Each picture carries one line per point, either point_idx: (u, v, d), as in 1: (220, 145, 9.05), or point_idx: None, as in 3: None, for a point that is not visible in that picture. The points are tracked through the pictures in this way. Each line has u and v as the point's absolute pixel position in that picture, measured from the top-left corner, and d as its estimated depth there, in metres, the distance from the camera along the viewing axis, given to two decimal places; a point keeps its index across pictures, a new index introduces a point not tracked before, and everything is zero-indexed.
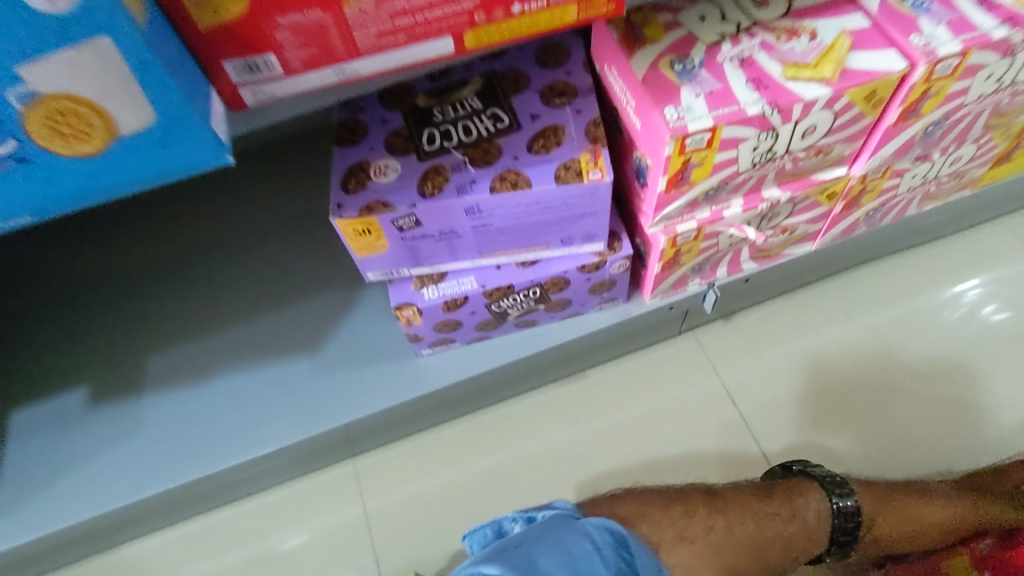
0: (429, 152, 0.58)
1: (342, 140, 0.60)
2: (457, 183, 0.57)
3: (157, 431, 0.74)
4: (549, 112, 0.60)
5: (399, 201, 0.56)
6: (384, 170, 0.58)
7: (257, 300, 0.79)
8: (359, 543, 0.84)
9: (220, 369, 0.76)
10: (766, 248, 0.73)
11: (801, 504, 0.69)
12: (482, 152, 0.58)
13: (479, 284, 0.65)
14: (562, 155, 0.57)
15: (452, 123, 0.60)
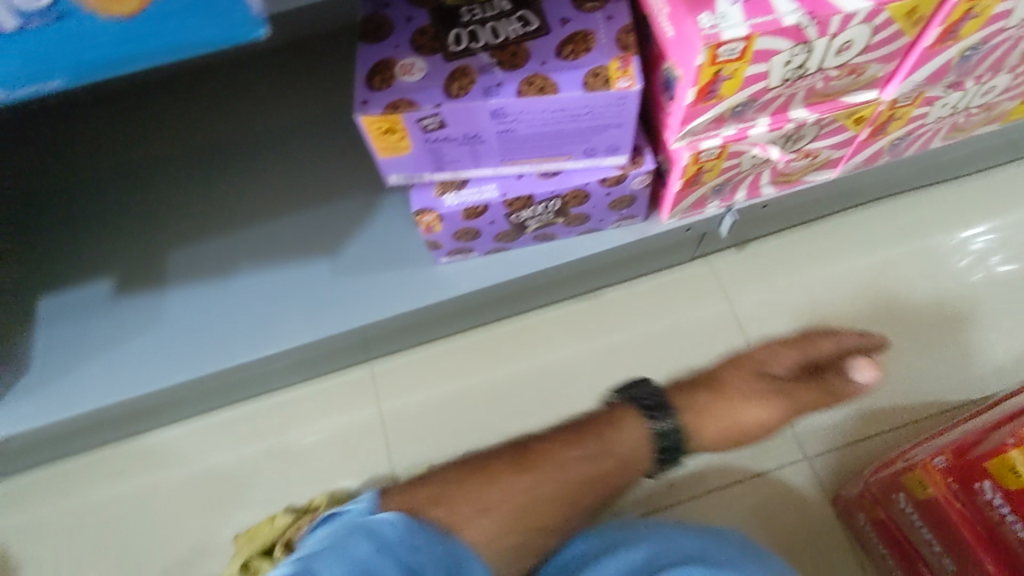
0: (456, 53, 0.58)
1: (367, 37, 0.59)
2: (484, 85, 0.56)
3: (181, 322, 0.77)
4: (579, 17, 0.59)
5: (424, 100, 0.56)
6: (410, 70, 0.58)
7: (277, 201, 0.80)
8: (372, 441, 0.88)
9: (242, 267, 0.78)
10: (787, 172, 0.73)
11: (613, 438, 0.63)
12: (510, 55, 0.57)
13: (501, 193, 0.65)
14: (590, 62, 0.56)
15: (480, 24, 0.59)
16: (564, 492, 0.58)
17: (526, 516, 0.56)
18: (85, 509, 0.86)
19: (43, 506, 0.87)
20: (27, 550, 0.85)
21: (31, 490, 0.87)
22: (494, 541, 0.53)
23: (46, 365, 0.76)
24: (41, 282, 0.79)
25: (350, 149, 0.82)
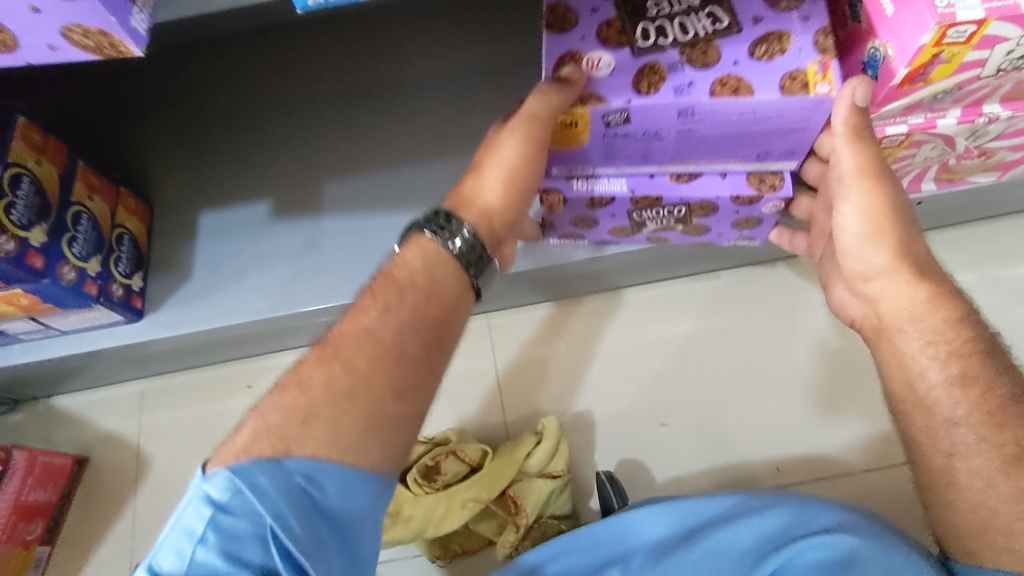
0: (643, 48, 0.53)
1: (550, 29, 0.56)
2: (673, 83, 0.53)
3: (332, 250, 0.80)
4: (774, 15, 0.53)
5: (613, 95, 0.53)
6: (597, 64, 0.54)
7: (431, 145, 0.83)
8: (485, 388, 0.91)
9: (394, 204, 0.81)
10: (956, 168, 0.71)
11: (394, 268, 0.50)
12: (700, 53, 0.53)
13: (629, 189, 0.63)
14: (788, 64, 0.52)
15: (667, 19, 0.54)
16: (400, 322, 0.46)
17: (341, 403, 0.43)
18: (213, 417, 0.92)
19: (174, 410, 0.92)
20: (159, 448, 0.91)
21: (164, 395, 0.93)
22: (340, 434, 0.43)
23: (205, 277, 0.80)
24: (204, 200, 0.84)
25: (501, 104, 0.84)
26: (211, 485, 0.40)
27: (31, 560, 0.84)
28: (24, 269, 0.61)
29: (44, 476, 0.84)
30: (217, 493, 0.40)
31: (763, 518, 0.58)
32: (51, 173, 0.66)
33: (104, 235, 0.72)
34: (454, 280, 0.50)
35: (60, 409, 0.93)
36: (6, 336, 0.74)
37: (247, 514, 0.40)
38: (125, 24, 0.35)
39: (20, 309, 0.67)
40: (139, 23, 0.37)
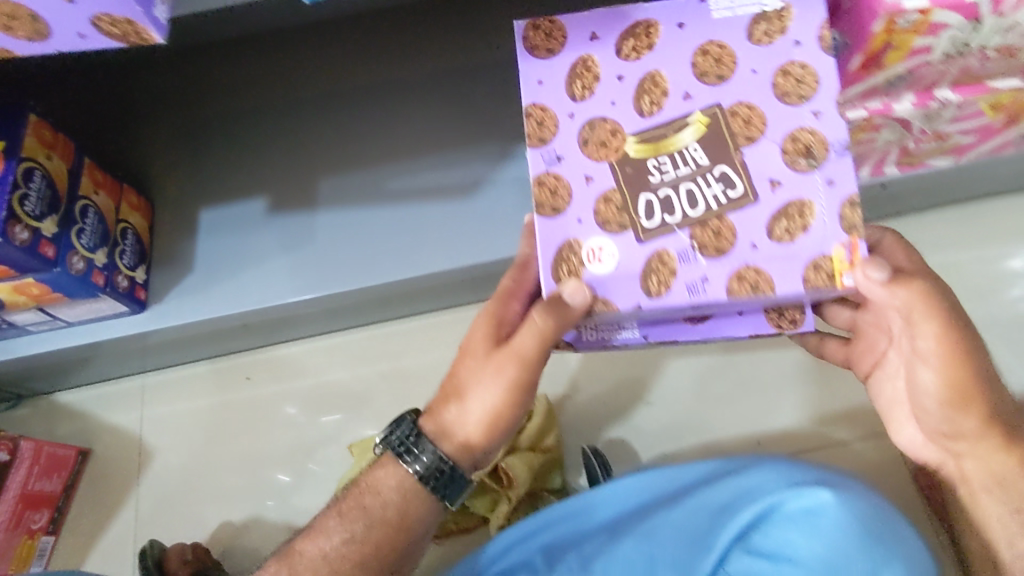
0: (651, 231, 0.48)
1: (542, 208, 0.50)
2: (684, 279, 0.47)
3: (328, 242, 0.84)
4: (792, 179, 0.47)
5: (621, 297, 0.48)
6: (597, 255, 0.49)
7: (421, 141, 0.87)
8: None
9: (388, 197, 0.85)
10: (914, 153, 0.76)
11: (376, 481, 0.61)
12: (712, 234, 0.48)
13: (642, 335, 0.54)
14: (813, 251, 0.47)
15: (672, 186, 0.48)
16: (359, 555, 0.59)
17: None
18: (214, 409, 0.95)
19: (175, 403, 0.95)
20: (160, 440, 0.94)
21: (164, 388, 0.96)
22: None
23: (205, 270, 0.83)
24: (203, 198, 0.87)
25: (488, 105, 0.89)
26: None
27: (38, 549, 0.86)
28: (37, 258, 0.64)
29: (49, 466, 0.86)
30: None
31: (740, 477, 0.59)
32: (61, 168, 0.69)
33: (109, 229, 0.76)
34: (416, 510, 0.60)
35: (61, 404, 0.95)
36: (14, 328, 0.77)
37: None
38: (150, 14, 0.39)
39: (31, 298, 0.70)
40: (161, 14, 0.40)
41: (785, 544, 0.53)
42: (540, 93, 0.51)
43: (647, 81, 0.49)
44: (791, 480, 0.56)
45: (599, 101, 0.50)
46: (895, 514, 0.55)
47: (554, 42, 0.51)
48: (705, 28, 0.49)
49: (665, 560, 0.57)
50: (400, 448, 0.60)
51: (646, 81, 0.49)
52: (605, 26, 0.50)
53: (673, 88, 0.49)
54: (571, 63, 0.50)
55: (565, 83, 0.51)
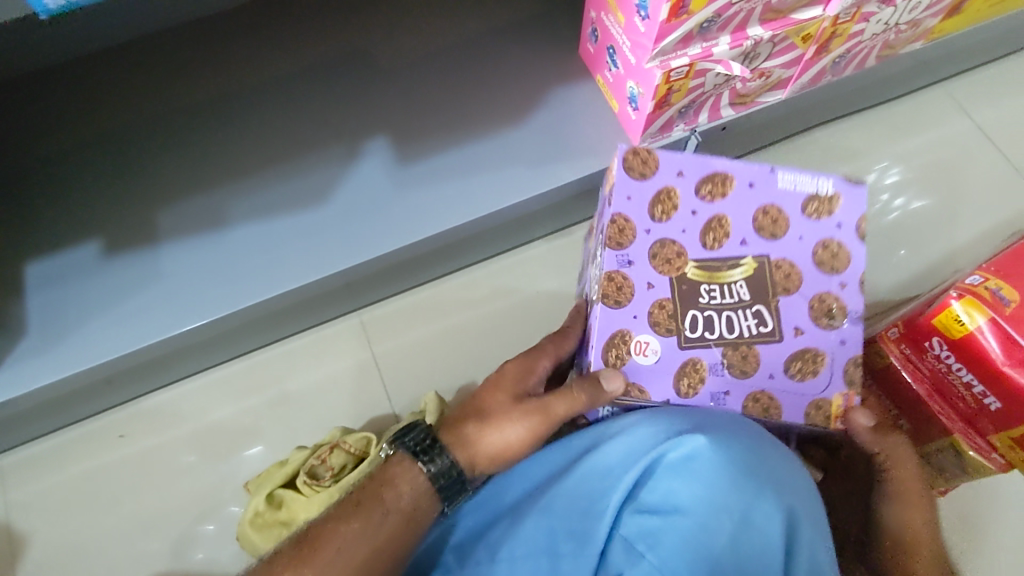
0: (691, 341, 0.61)
1: (607, 300, 0.61)
2: (711, 390, 0.61)
3: (178, 275, 0.78)
4: (812, 330, 0.63)
5: (655, 389, 0.61)
6: (644, 348, 0.61)
7: (264, 154, 0.83)
8: (370, 383, 0.92)
9: (237, 219, 0.80)
10: (744, 92, 0.79)
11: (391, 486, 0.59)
12: (741, 356, 0.61)
13: None
14: (813, 390, 0.63)
15: (717, 311, 0.61)
16: (380, 544, 0.57)
17: None
18: (90, 476, 0.87)
19: (44, 479, 0.87)
20: (34, 522, 0.85)
21: (28, 465, 0.87)
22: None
23: (43, 330, 0.76)
24: (27, 251, 0.79)
25: (328, 107, 0.86)
26: None
27: None
28: None
29: None
30: None
31: (616, 439, 0.56)
32: None
33: None
34: (429, 504, 0.60)
35: None
36: None
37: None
38: None
39: None
40: None
41: (671, 496, 0.53)
42: (627, 207, 0.62)
43: (714, 223, 0.62)
44: (665, 433, 0.55)
45: (673, 225, 0.62)
46: (767, 442, 0.57)
47: (648, 168, 0.62)
48: (771, 193, 0.63)
49: (563, 534, 0.54)
50: (420, 446, 0.61)
51: (713, 222, 0.62)
52: (695, 168, 0.63)
53: (733, 234, 0.63)
54: (660, 187, 0.62)
55: (649, 202, 0.62)
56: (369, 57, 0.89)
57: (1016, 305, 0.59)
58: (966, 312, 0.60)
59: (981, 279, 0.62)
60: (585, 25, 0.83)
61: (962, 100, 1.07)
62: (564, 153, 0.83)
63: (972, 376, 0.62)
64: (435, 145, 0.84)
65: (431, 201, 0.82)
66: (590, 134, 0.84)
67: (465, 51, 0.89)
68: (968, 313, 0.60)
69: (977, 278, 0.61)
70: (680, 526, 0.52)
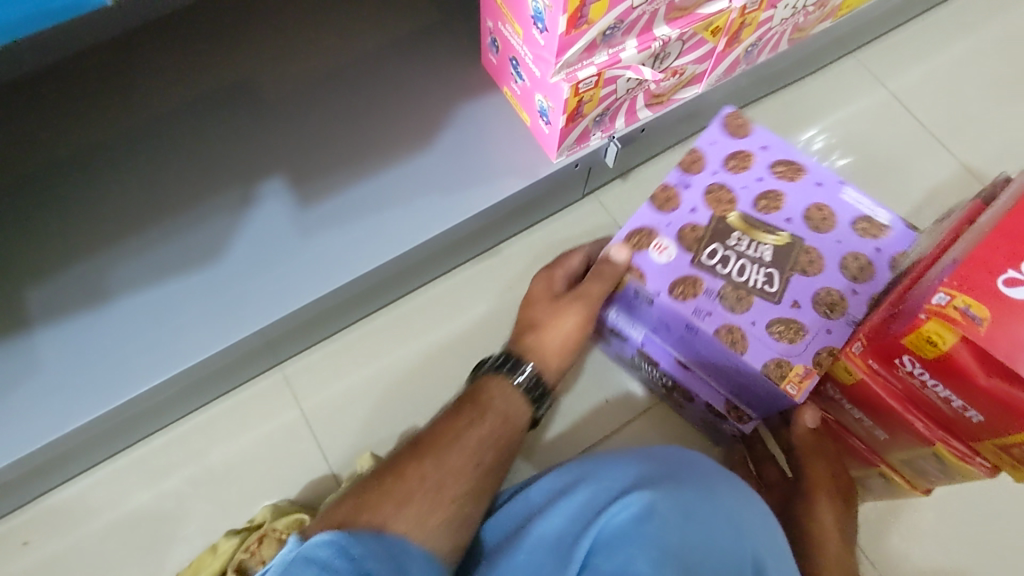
0: (703, 265, 0.66)
1: (659, 202, 0.69)
2: (691, 309, 0.64)
3: (62, 362, 0.69)
4: (808, 310, 0.64)
5: (655, 282, 0.66)
6: (662, 249, 0.67)
7: (146, 210, 0.74)
8: (301, 441, 0.85)
9: (122, 288, 0.72)
10: (659, 92, 0.75)
11: (487, 397, 0.64)
12: (737, 296, 0.64)
13: (642, 339, 0.75)
14: (788, 355, 0.63)
15: (738, 257, 0.66)
16: (489, 442, 0.61)
17: None
18: None
19: None
20: None
21: None
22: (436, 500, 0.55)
23: None
24: None
25: (214, 150, 0.77)
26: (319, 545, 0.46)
27: None
28: None
29: None
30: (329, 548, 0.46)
31: (581, 487, 0.56)
32: None
33: None
34: (521, 409, 0.66)
35: None
36: None
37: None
38: None
39: None
40: None
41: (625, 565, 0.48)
42: (711, 146, 0.70)
43: (771, 195, 0.67)
44: (610, 495, 0.54)
45: (740, 177, 0.68)
46: (725, 487, 0.56)
47: (743, 130, 0.70)
48: (830, 197, 0.67)
49: None
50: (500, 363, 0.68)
51: (770, 195, 0.67)
52: (780, 150, 0.69)
53: (784, 209, 0.67)
54: (739, 148, 0.70)
55: (729, 155, 0.70)
56: (253, 89, 0.81)
57: (992, 329, 0.45)
58: (937, 335, 0.50)
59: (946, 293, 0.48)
60: (484, 35, 0.76)
61: (874, 69, 1.06)
62: (479, 176, 0.77)
63: (948, 393, 0.54)
64: (338, 181, 0.77)
65: (340, 243, 0.75)
66: (504, 153, 0.78)
67: (360, 73, 0.82)
68: (940, 335, 0.50)
69: (940, 296, 0.47)
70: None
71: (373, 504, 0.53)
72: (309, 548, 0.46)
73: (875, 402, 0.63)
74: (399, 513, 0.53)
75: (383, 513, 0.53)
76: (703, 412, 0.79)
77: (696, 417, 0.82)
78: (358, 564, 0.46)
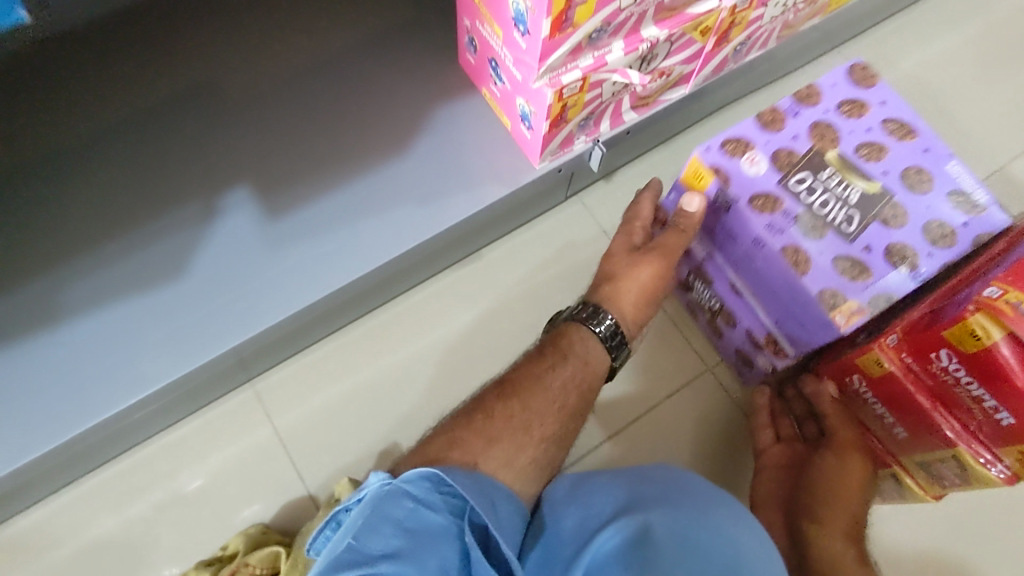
0: (786, 185, 0.64)
1: (765, 119, 0.66)
2: (763, 226, 0.64)
3: (9, 391, 0.64)
4: (878, 259, 0.61)
5: (738, 190, 0.65)
6: (754, 162, 0.65)
7: (99, 224, 0.69)
8: (275, 462, 0.81)
9: (75, 310, 0.67)
10: (646, 94, 0.71)
11: (568, 346, 0.63)
12: (814, 225, 0.63)
13: (704, 252, 0.75)
14: (845, 289, 0.61)
15: (824, 192, 0.63)
16: (570, 389, 0.61)
17: None
18: None
19: None
20: None
21: None
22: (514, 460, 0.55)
23: None
24: None
25: (176, 157, 0.73)
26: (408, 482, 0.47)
27: None
28: None
29: None
30: (415, 487, 0.47)
31: (569, 516, 0.52)
32: None
33: None
34: (601, 358, 0.64)
35: None
36: None
37: (444, 509, 0.47)
38: None
39: None
40: None
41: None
42: (832, 88, 0.67)
43: (875, 146, 0.64)
44: (597, 523, 0.51)
45: (846, 122, 0.65)
46: (718, 511, 0.53)
47: (867, 79, 0.67)
48: (936, 167, 0.63)
49: None
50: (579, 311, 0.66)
51: (874, 146, 0.64)
52: (898, 108, 0.66)
53: (884, 162, 0.63)
54: (858, 96, 0.66)
55: (843, 102, 0.66)
56: (217, 90, 0.76)
57: None
58: (984, 328, 0.54)
59: (998, 289, 0.54)
60: (461, 33, 0.72)
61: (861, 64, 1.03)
62: (460, 182, 0.73)
63: (982, 392, 0.58)
64: (311, 189, 0.72)
65: (312, 256, 0.70)
66: (485, 158, 0.75)
67: (332, 73, 0.77)
68: (986, 329, 0.54)
69: (995, 289, 0.53)
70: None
71: (464, 442, 0.55)
72: (403, 485, 0.47)
73: (895, 400, 0.66)
74: (487, 451, 0.54)
75: (474, 453, 0.54)
76: (741, 342, 0.79)
77: (732, 352, 0.83)
78: (446, 499, 0.48)
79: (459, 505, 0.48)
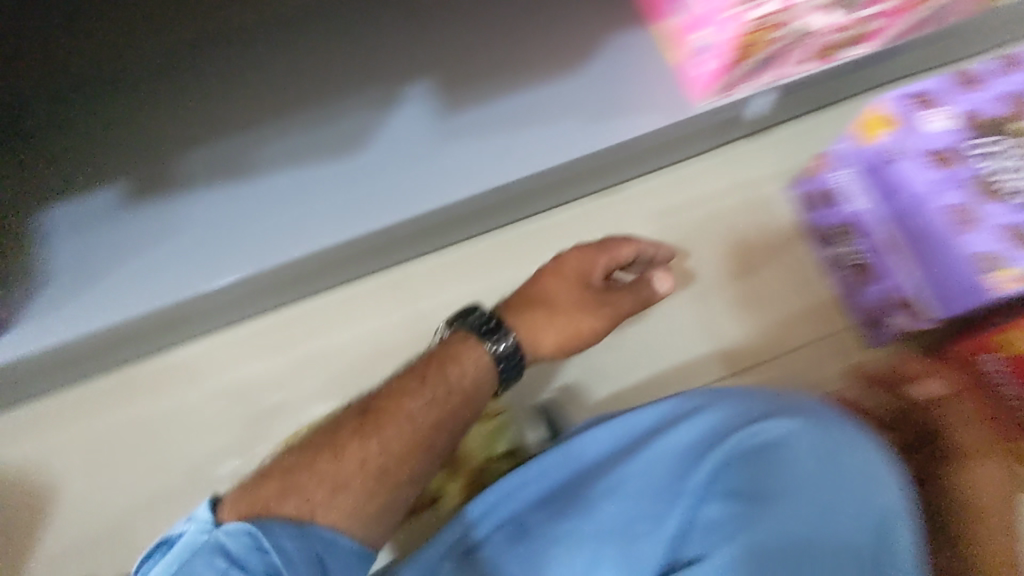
0: (969, 145, 0.72)
1: (958, 79, 0.74)
2: (935, 179, 0.73)
3: (207, 226, 0.73)
4: None
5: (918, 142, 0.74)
6: (937, 117, 0.73)
7: (298, 94, 0.75)
8: (405, 343, 0.88)
9: (267, 165, 0.74)
10: (831, 43, 0.70)
11: (456, 373, 0.67)
12: (990, 187, 0.70)
13: (859, 208, 0.81)
14: (1010, 250, 0.69)
15: (1006, 156, 0.71)
16: (435, 418, 0.64)
17: None
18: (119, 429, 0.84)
19: (71, 430, 0.84)
20: None
21: (51, 417, 0.84)
22: (361, 504, 0.60)
23: (70, 278, 0.72)
24: (41, 190, 0.72)
25: (360, 43, 0.76)
26: (234, 541, 0.55)
27: None
28: None
29: None
30: (231, 545, 0.55)
31: (708, 421, 0.63)
32: None
33: None
34: (489, 383, 0.68)
35: None
36: None
37: (261, 568, 0.55)
38: None
39: None
40: None
41: (763, 480, 0.57)
42: None
43: None
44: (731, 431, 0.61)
45: None
46: (855, 436, 0.60)
47: None
48: None
49: (641, 517, 0.59)
50: (485, 326, 0.69)
51: None
52: None
53: None
54: None
55: None
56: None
57: None
58: None
59: None
60: None
61: None
62: (621, 109, 0.76)
63: None
64: (482, 93, 0.76)
65: (478, 154, 0.76)
66: (650, 91, 0.77)
67: None
68: None
69: None
70: (771, 513, 0.55)
71: (299, 488, 0.59)
72: (224, 536, 0.55)
73: None
74: (331, 501, 0.59)
75: (315, 503, 0.58)
76: (877, 301, 0.85)
77: (861, 312, 0.89)
78: (261, 557, 0.55)
79: (268, 564, 0.55)
